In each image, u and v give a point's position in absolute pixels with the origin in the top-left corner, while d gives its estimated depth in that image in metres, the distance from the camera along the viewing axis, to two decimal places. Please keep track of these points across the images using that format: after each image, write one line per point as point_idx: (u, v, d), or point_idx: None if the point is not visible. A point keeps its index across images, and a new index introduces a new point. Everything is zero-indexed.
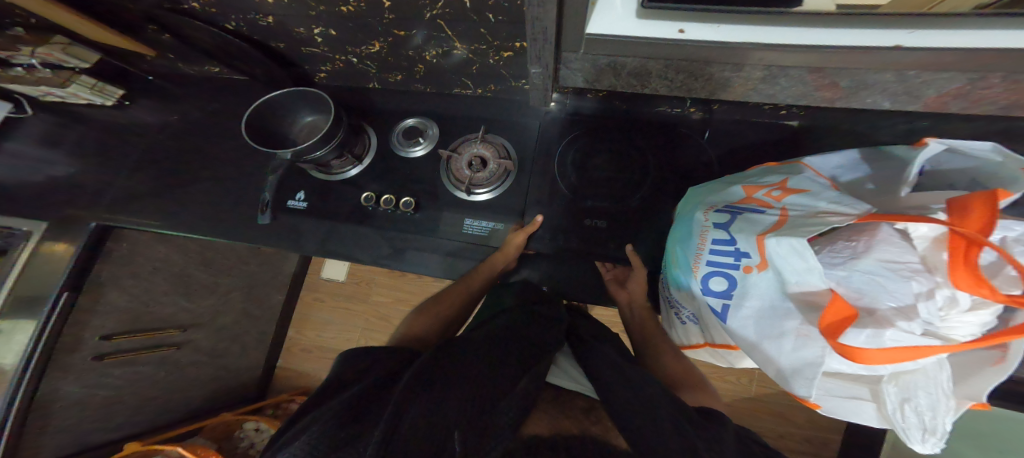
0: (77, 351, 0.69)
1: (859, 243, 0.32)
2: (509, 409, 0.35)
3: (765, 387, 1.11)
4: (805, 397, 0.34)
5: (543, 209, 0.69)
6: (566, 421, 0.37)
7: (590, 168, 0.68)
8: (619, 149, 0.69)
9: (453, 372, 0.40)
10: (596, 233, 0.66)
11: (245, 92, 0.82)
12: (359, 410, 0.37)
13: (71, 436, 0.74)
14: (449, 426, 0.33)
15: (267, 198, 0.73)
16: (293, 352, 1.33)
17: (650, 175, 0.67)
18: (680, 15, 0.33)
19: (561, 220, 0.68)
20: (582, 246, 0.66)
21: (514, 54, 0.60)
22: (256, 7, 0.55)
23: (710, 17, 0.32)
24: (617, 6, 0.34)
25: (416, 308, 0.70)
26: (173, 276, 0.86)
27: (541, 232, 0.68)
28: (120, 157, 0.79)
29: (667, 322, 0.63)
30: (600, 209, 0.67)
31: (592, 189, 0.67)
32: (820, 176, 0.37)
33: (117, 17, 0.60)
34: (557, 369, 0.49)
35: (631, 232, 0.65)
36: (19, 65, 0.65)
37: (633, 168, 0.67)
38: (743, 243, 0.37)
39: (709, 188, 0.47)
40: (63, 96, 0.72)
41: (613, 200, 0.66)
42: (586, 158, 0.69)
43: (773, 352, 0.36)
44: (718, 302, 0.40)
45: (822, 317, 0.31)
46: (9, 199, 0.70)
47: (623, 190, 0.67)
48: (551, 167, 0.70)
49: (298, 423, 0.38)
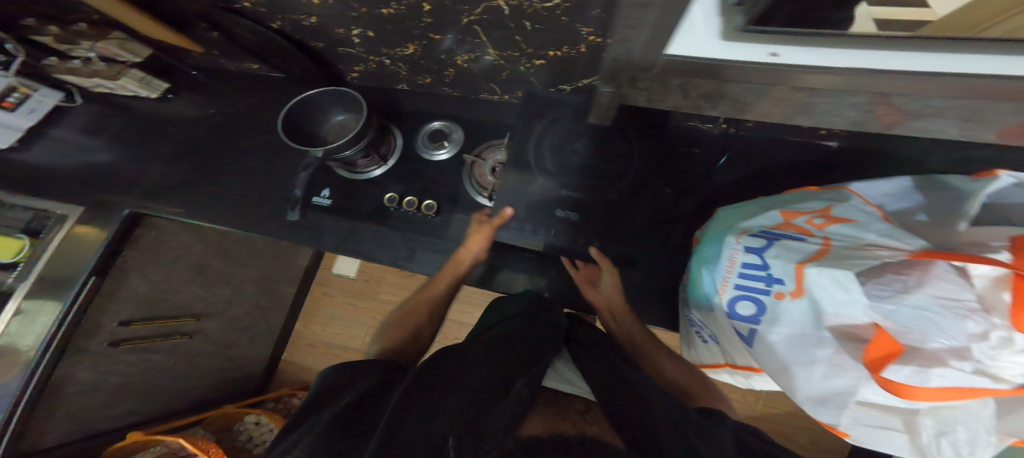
0: (95, 337, 0.70)
1: (910, 277, 0.30)
2: (503, 414, 0.35)
3: (769, 408, 1.08)
4: (832, 424, 0.33)
5: (516, 198, 0.63)
6: (557, 422, 0.36)
7: (567, 155, 0.62)
8: (597, 134, 0.63)
9: (452, 377, 0.41)
10: (566, 226, 0.61)
11: (281, 88, 0.86)
12: (356, 417, 0.37)
13: (78, 423, 0.73)
14: (444, 433, 0.31)
15: (297, 195, 0.76)
16: (298, 346, 1.34)
17: (630, 164, 0.61)
18: (768, 39, 0.24)
19: (535, 211, 0.62)
20: (552, 239, 0.61)
21: (545, 62, 0.61)
22: (301, 7, 0.57)
23: (804, 43, 0.24)
24: (699, 25, 0.26)
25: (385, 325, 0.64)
26: (195, 265, 0.87)
27: (510, 224, 0.63)
28: (158, 147, 0.84)
29: (686, 341, 0.59)
30: (573, 200, 0.61)
31: (570, 177, 0.61)
32: (868, 204, 0.35)
33: (173, 13, 0.65)
34: (554, 374, 0.49)
35: (600, 226, 0.61)
36: (77, 58, 0.72)
37: (615, 158, 0.62)
38: (777, 269, 0.35)
39: (743, 212, 0.45)
40: (113, 87, 0.80)
41: (583, 190, 0.60)
42: (564, 144, 0.63)
43: (800, 381, 0.33)
44: (746, 326, 0.38)
45: (866, 354, 0.29)
46: (55, 182, 0.75)
47: (600, 180, 0.61)
48: (525, 149, 0.64)
49: (295, 432, 0.37)
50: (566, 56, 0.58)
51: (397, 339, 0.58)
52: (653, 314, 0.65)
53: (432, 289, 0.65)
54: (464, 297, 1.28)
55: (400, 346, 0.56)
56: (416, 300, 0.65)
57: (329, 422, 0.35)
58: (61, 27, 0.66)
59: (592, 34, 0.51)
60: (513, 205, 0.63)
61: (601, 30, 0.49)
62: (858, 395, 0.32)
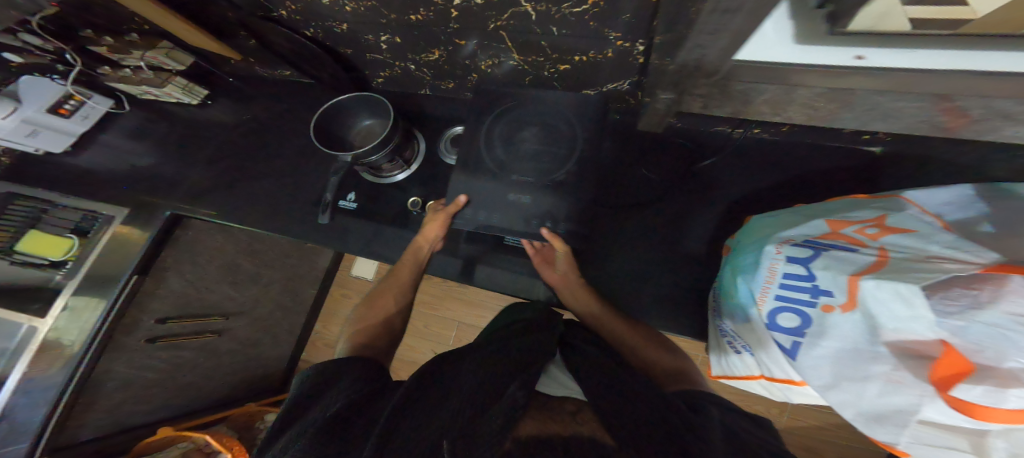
0: (133, 333, 0.74)
1: (982, 292, 0.27)
2: (496, 416, 0.35)
3: (795, 421, 0.98)
4: (892, 444, 0.30)
5: (470, 184, 0.63)
6: (547, 425, 0.36)
7: (517, 141, 0.63)
8: (549, 122, 0.63)
9: (445, 388, 0.44)
10: (518, 208, 0.61)
11: (311, 94, 0.90)
12: (345, 427, 0.39)
13: (113, 417, 0.76)
14: (439, 437, 0.34)
15: (326, 198, 0.75)
16: (317, 346, 1.36)
17: (577, 147, 0.61)
18: (854, 41, 0.28)
19: (483, 196, 0.62)
20: (502, 223, 0.61)
21: (570, 67, 0.61)
22: (333, 15, 0.59)
23: (892, 41, 0.27)
24: (769, 32, 0.31)
25: (357, 317, 0.65)
26: (226, 265, 0.90)
27: (466, 210, 0.63)
28: (197, 150, 0.89)
29: (715, 350, 0.54)
30: (524, 185, 0.61)
31: (519, 164, 0.62)
32: (927, 214, 0.33)
33: (216, 23, 0.69)
34: (546, 377, 0.47)
35: (550, 209, 0.60)
36: (128, 67, 0.77)
37: (563, 142, 0.62)
38: (825, 280, 0.33)
39: (783, 220, 0.44)
40: (159, 95, 0.85)
41: (535, 174, 0.61)
42: (513, 132, 0.64)
43: (852, 396, 0.31)
44: (788, 339, 0.36)
45: (934, 370, 0.28)
46: (109, 186, 0.83)
47: (549, 165, 0.61)
48: (475, 135, 0.65)
49: (285, 434, 0.40)
50: (592, 60, 0.58)
51: (369, 334, 0.59)
52: (680, 323, 0.63)
53: (398, 278, 0.68)
54: (480, 301, 1.28)
55: (375, 339, 0.58)
56: (386, 288, 0.68)
57: (320, 429, 0.38)
58: (115, 37, 0.71)
59: (620, 39, 0.50)
60: (467, 194, 0.63)
61: (630, 35, 0.48)
62: (922, 415, 0.29)
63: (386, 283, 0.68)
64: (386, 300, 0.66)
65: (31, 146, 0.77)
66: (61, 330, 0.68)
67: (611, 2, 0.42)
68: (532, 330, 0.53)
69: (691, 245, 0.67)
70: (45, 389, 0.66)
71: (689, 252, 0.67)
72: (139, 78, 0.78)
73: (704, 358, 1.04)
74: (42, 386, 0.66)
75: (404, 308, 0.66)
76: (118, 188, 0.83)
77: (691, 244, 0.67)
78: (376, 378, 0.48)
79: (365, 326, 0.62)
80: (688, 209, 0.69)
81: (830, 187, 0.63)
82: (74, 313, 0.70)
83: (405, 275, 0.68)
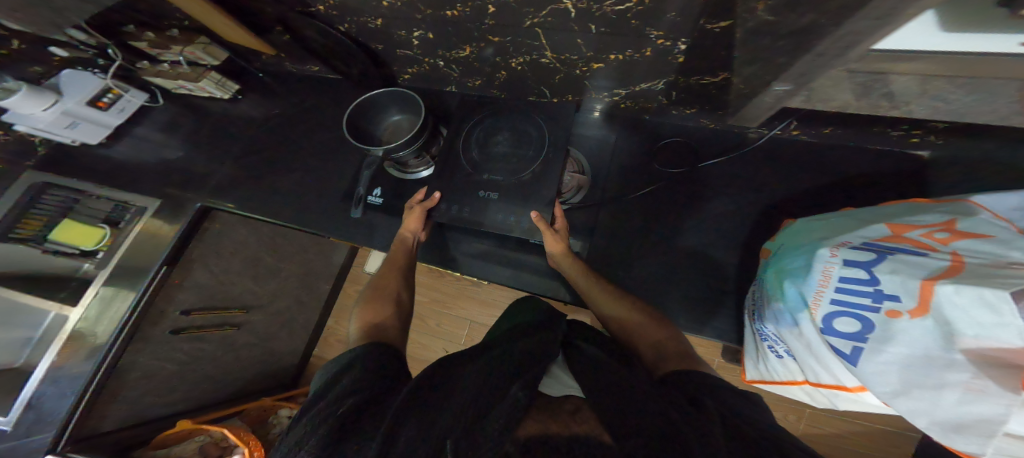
0: (160, 325, 0.75)
1: None
2: (499, 414, 0.37)
3: (814, 428, 0.95)
4: (975, 453, 0.29)
5: (467, 185, 0.67)
6: (549, 425, 0.36)
7: (490, 146, 0.68)
8: (529, 124, 0.67)
9: (453, 382, 0.45)
10: (502, 203, 0.64)
11: (337, 89, 0.91)
12: (356, 423, 0.39)
13: (136, 408, 0.76)
14: (444, 432, 0.35)
15: (359, 193, 0.78)
16: (330, 341, 1.31)
17: (546, 146, 0.64)
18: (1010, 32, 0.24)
19: (473, 190, 0.67)
20: (475, 218, 0.65)
21: (603, 66, 0.60)
22: (370, 11, 0.58)
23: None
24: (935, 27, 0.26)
25: (360, 302, 0.65)
26: (249, 259, 0.90)
27: (456, 208, 0.66)
28: (226, 144, 0.91)
29: (753, 354, 0.52)
30: (493, 182, 0.65)
31: (490, 164, 0.66)
32: (1000, 219, 0.34)
33: (252, 19, 0.69)
34: (551, 379, 0.49)
35: (534, 200, 0.63)
36: (165, 62, 0.78)
37: (532, 144, 0.66)
38: (890, 284, 0.33)
39: (835, 224, 0.44)
40: (193, 89, 0.85)
41: (505, 174, 0.65)
42: (489, 136, 0.69)
43: (926, 404, 0.31)
44: (846, 343, 0.36)
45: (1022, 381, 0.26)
46: (134, 178, 0.84)
47: (518, 164, 0.65)
48: (453, 140, 0.71)
49: (295, 428, 0.41)
50: (627, 59, 0.56)
51: (372, 320, 0.60)
52: (714, 325, 0.61)
53: (388, 264, 0.70)
54: (492, 300, 1.27)
55: (381, 324, 0.59)
56: (384, 277, 0.69)
57: (333, 425, 0.39)
58: (155, 33, 0.72)
59: (661, 37, 0.48)
60: (439, 190, 0.68)
61: (673, 33, 0.47)
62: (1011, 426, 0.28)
63: (382, 272, 0.70)
64: (385, 287, 0.67)
65: (69, 137, 0.77)
66: (91, 319, 0.71)
67: (658, 1, 0.41)
68: (526, 334, 0.55)
69: (724, 249, 0.66)
70: (73, 379, 0.67)
71: (721, 256, 0.65)
72: (174, 72, 0.79)
73: (720, 363, 1.02)
74: (71, 375, 0.67)
75: (403, 292, 0.67)
76: (149, 181, 0.84)
77: (722, 248, 0.66)
78: (380, 366, 0.48)
79: (372, 306, 0.64)
80: (718, 210, 0.68)
81: (870, 191, 0.62)
82: (102, 301, 0.72)
83: (399, 256, 0.70)
